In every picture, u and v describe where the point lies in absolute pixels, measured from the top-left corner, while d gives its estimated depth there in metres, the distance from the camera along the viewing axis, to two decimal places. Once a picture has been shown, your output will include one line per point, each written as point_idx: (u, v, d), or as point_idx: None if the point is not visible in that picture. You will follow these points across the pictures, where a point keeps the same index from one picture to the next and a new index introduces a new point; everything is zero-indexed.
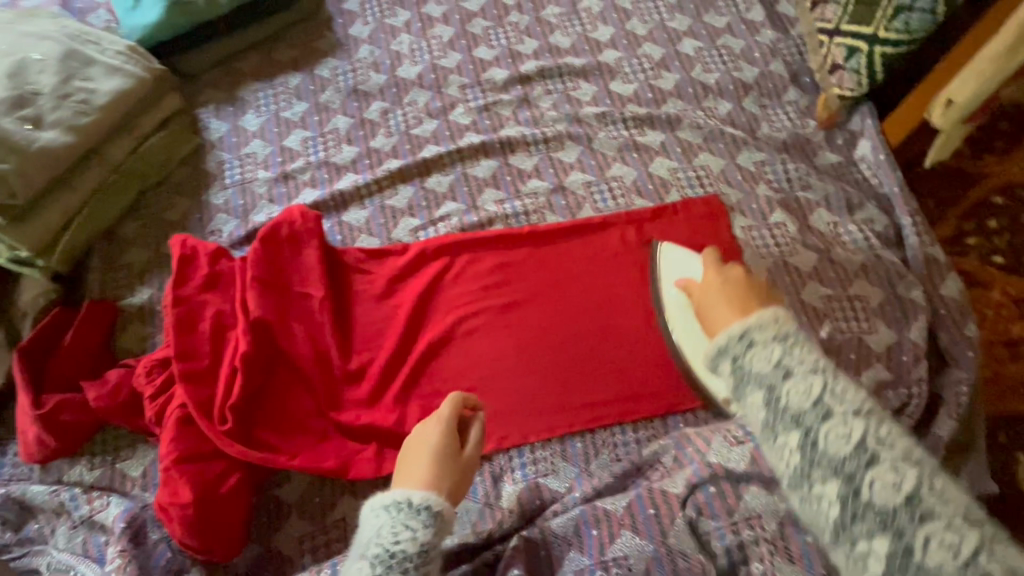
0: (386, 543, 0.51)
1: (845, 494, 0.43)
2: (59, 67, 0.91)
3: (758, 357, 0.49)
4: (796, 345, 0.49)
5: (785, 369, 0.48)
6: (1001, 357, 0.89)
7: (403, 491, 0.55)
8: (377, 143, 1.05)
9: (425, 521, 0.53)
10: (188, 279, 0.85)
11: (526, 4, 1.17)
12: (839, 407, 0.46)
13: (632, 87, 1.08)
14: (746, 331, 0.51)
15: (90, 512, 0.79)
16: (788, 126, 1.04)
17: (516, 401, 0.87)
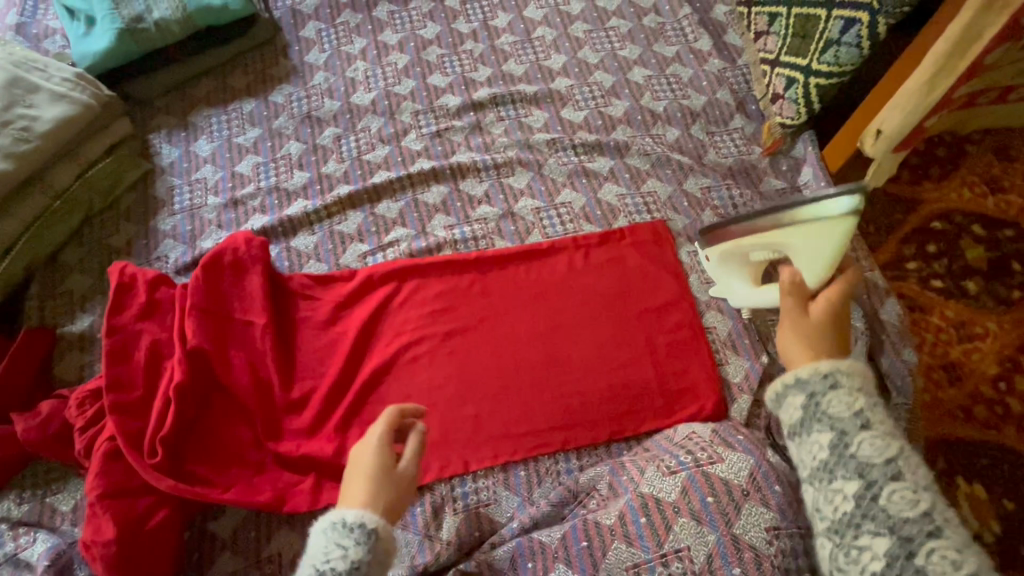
0: (319, 561, 0.56)
1: (862, 493, 0.49)
2: (1, 94, 0.90)
3: (839, 397, 0.53)
4: (875, 406, 0.53)
5: (862, 417, 0.52)
6: (941, 381, 0.90)
7: (339, 512, 0.59)
8: (328, 168, 1.06)
9: (358, 538, 0.58)
10: (125, 306, 0.84)
11: (481, 33, 1.20)
12: (891, 440, 0.51)
13: (583, 114, 1.10)
14: (835, 372, 0.55)
15: (15, 549, 0.77)
16: (734, 152, 1.06)
17: (460, 429, 0.86)
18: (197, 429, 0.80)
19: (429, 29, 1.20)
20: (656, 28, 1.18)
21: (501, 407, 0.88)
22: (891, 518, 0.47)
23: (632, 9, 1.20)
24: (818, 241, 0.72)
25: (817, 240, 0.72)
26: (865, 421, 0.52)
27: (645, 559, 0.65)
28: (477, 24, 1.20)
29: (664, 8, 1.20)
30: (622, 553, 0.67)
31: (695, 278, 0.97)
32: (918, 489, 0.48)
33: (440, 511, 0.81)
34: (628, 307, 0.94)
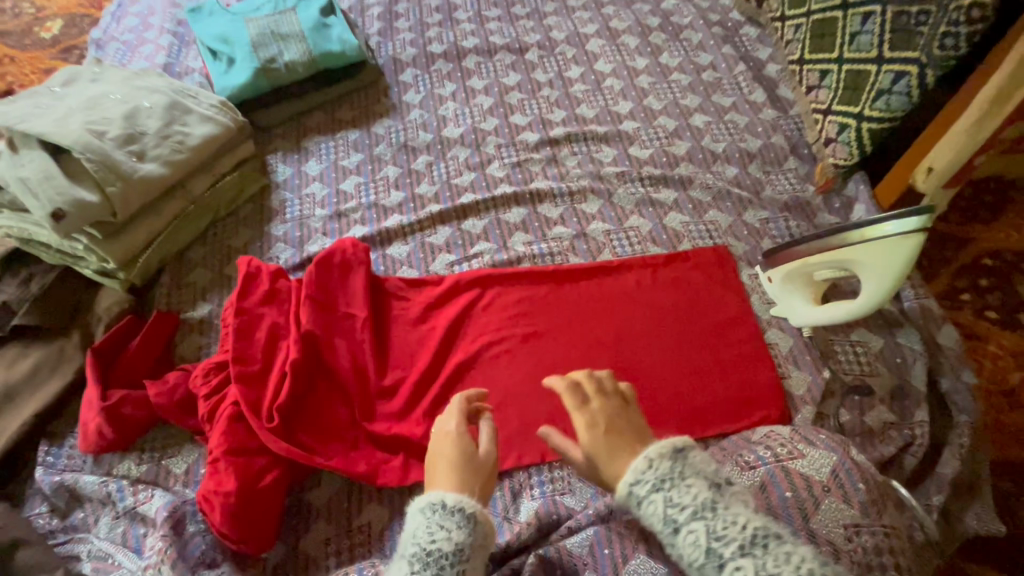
0: (422, 543, 0.57)
1: None
2: (163, 114, 1.06)
3: (648, 509, 0.62)
4: (672, 494, 0.60)
5: (673, 521, 0.59)
6: (1001, 406, 0.94)
7: (436, 495, 0.61)
8: (421, 189, 1.19)
9: (459, 521, 0.59)
10: (249, 292, 0.96)
11: (557, 81, 1.35)
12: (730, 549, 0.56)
13: (649, 152, 1.22)
14: (630, 484, 0.63)
15: (134, 504, 0.85)
16: (790, 189, 1.16)
17: (537, 422, 0.92)
18: (304, 404, 0.89)
19: (511, 77, 1.36)
20: (714, 81, 1.32)
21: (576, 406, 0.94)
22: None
23: (692, 66, 1.35)
24: (886, 257, 0.81)
25: (886, 256, 0.81)
26: (671, 530, 0.59)
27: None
28: (553, 74, 1.37)
29: (720, 66, 1.35)
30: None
31: (757, 298, 1.04)
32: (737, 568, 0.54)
33: (519, 496, 0.87)
34: (694, 322, 1.01)
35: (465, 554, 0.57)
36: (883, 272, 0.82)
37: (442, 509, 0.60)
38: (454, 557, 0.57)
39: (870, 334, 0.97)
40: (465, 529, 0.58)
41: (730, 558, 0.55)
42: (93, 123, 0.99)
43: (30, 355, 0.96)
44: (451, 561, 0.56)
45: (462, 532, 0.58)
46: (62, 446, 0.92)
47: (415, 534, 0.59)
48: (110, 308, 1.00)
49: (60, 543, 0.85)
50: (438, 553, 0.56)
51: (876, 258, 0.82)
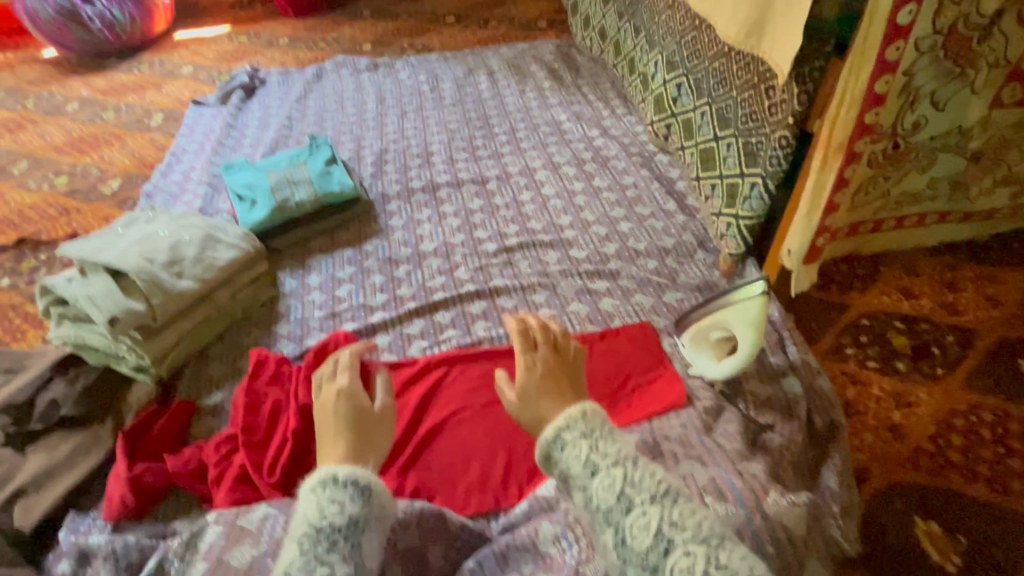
0: (316, 520, 0.71)
1: (618, 541, 0.71)
2: (199, 243, 1.37)
3: (572, 453, 0.75)
4: (595, 446, 0.75)
5: (593, 467, 0.73)
6: (888, 438, 1.13)
7: (329, 473, 0.76)
8: (402, 291, 1.46)
9: (350, 495, 0.74)
10: (258, 377, 1.19)
11: (512, 203, 1.70)
12: (637, 494, 0.71)
13: (585, 252, 1.51)
14: (557, 432, 0.77)
15: (141, 559, 0.98)
16: (700, 275, 1.43)
17: (494, 474, 1.08)
18: (301, 463, 1.06)
19: (475, 202, 1.71)
20: (636, 196, 1.67)
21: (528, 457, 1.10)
22: (641, 554, 0.69)
23: (618, 186, 1.71)
24: (743, 317, 1.06)
25: (742, 315, 1.06)
26: (589, 472, 0.74)
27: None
28: (509, 198, 1.72)
29: (640, 185, 1.70)
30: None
31: (678, 362, 1.25)
32: (646, 512, 0.70)
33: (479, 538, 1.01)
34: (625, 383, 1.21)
35: (358, 524, 0.72)
36: (745, 330, 1.07)
37: (335, 484, 0.75)
38: (347, 528, 0.72)
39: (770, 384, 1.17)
40: (356, 501, 0.74)
41: (639, 504, 0.71)
42: (146, 252, 1.29)
43: (70, 440, 1.15)
44: (344, 531, 0.71)
45: (354, 504, 0.74)
46: (86, 515, 1.08)
47: (310, 511, 0.73)
48: (141, 397, 1.21)
49: None
50: (331, 525, 0.71)
51: (737, 319, 1.07)
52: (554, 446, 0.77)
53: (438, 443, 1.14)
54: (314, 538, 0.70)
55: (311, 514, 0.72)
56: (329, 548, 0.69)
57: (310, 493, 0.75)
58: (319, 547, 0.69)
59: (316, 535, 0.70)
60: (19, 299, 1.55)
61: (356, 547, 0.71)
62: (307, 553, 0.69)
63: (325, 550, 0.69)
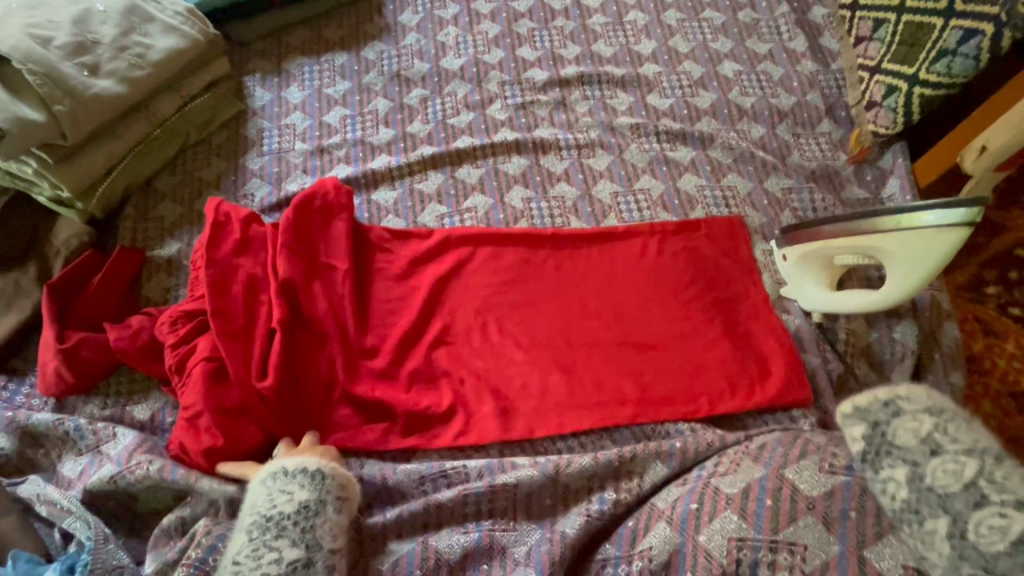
0: (265, 509, 0.65)
1: (954, 533, 0.54)
2: (120, 21, 0.93)
3: (906, 425, 0.61)
4: (949, 423, 0.60)
5: (932, 449, 0.59)
6: (1009, 409, 0.99)
7: (278, 463, 0.69)
8: (414, 128, 1.08)
9: (302, 482, 0.67)
10: (221, 239, 0.89)
11: (573, 10, 1.20)
12: (994, 495, 0.54)
13: (668, 102, 1.10)
14: (892, 400, 0.63)
15: (97, 442, 0.81)
16: (820, 157, 1.05)
17: (524, 396, 0.87)
18: (291, 360, 0.84)
19: (522, 1, 1.20)
20: (750, 23, 1.17)
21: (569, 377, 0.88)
22: (985, 553, 0.52)
23: (727, 3, 1.19)
24: (921, 250, 0.75)
25: (920, 249, 0.75)
26: (927, 449, 0.59)
27: (753, 537, 0.66)
28: (569, 2, 1.21)
29: (760, 5, 1.19)
30: (730, 522, 0.67)
31: (769, 277, 0.96)
32: (959, 458, 0.57)
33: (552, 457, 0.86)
34: (700, 296, 0.93)
35: (310, 510, 0.65)
36: (914, 267, 0.77)
37: (284, 476, 0.67)
38: (296, 515, 0.64)
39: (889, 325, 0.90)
40: (308, 487, 0.66)
41: (997, 502, 0.53)
42: (36, 27, 0.86)
43: None
44: (292, 520, 0.64)
45: (305, 491, 0.66)
46: (22, 381, 0.88)
47: (259, 502, 0.66)
48: (70, 240, 0.93)
49: (14, 483, 0.81)
50: (280, 515, 0.64)
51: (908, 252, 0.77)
52: (860, 419, 0.64)
53: (456, 346, 0.90)
54: (261, 531, 0.63)
55: (261, 503, 0.66)
56: (275, 535, 0.63)
57: (263, 481, 0.68)
58: (264, 537, 0.63)
59: (263, 527, 0.63)
60: None
61: (309, 535, 0.64)
62: (251, 545, 0.62)
63: (272, 538, 0.63)
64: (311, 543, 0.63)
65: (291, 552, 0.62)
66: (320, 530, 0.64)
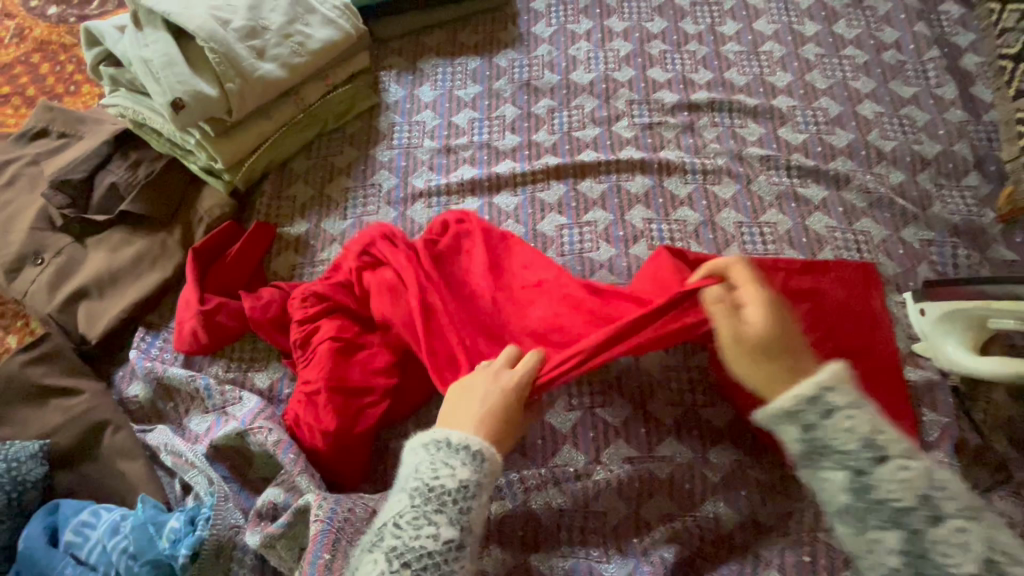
0: (426, 478, 0.56)
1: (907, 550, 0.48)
2: (287, 10, 0.99)
3: (841, 424, 0.51)
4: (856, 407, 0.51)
5: (826, 408, 0.52)
6: None
7: (441, 431, 0.60)
8: (539, 137, 1.09)
9: (463, 460, 0.58)
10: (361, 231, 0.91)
11: (707, 36, 1.19)
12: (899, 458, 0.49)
13: (802, 137, 1.07)
14: (819, 392, 0.52)
15: (223, 403, 0.86)
16: (964, 211, 0.99)
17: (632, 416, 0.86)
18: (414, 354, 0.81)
19: (656, 23, 1.20)
20: (896, 65, 1.13)
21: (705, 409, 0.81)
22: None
23: (872, 42, 1.15)
24: None
25: None
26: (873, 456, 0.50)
27: None
28: (704, 27, 1.20)
29: (907, 47, 1.14)
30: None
31: (900, 330, 0.91)
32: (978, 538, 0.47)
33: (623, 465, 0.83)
34: (832, 339, 0.86)
35: (469, 491, 0.56)
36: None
37: (446, 449, 0.58)
38: (460, 493, 0.56)
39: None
40: (470, 467, 0.57)
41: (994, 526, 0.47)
42: (218, 10, 0.92)
43: (134, 243, 0.97)
44: (455, 497, 0.55)
45: (468, 469, 0.57)
46: (157, 334, 0.93)
47: (419, 469, 0.57)
48: (213, 209, 0.98)
49: (142, 431, 0.86)
50: (440, 489, 0.55)
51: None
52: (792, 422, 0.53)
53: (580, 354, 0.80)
54: (419, 501, 0.55)
55: (421, 470, 0.57)
56: (435, 509, 0.55)
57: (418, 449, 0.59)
58: (426, 507, 0.55)
59: (421, 497, 0.55)
60: (69, 39, 1.24)
61: (466, 516, 0.55)
62: (410, 513, 0.55)
63: (432, 510, 0.55)
64: (467, 525, 0.55)
65: (449, 530, 0.54)
66: (475, 514, 0.56)
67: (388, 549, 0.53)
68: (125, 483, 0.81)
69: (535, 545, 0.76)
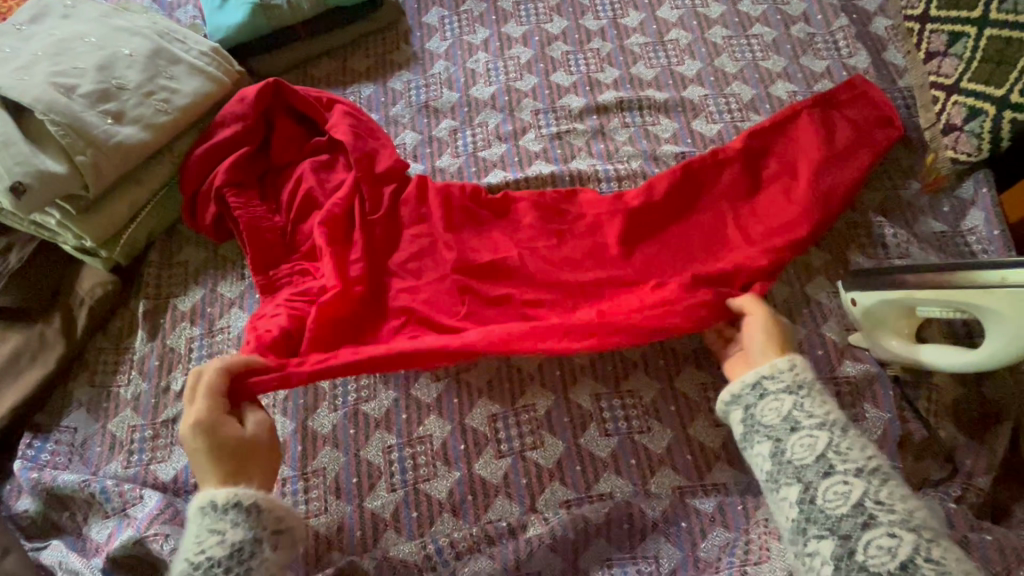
0: (194, 555, 0.59)
1: (840, 554, 0.56)
2: (146, 65, 0.91)
3: (771, 405, 0.65)
4: (807, 398, 0.65)
5: (792, 424, 0.63)
6: None
7: (205, 498, 0.62)
8: (443, 162, 1.02)
9: (234, 520, 0.61)
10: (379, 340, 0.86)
11: (610, 30, 1.13)
12: (805, 420, 0.63)
13: (716, 128, 1.02)
14: (759, 381, 0.67)
15: (123, 505, 0.78)
16: (888, 187, 0.95)
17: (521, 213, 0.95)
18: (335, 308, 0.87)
19: (555, 22, 1.14)
20: (805, 38, 1.08)
21: (647, 262, 0.90)
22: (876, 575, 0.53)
23: (778, 17, 1.11)
24: None
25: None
26: (787, 427, 0.63)
27: None
28: (606, 21, 1.14)
29: (815, 18, 1.10)
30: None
31: (833, 322, 0.87)
32: (849, 480, 0.58)
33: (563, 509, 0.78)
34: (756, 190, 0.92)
35: (244, 552, 0.60)
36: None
37: (215, 511, 0.61)
38: (229, 561, 0.59)
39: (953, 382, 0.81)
40: (242, 526, 0.61)
41: (842, 471, 0.59)
42: (62, 75, 0.85)
43: (9, 339, 0.87)
44: (226, 565, 0.59)
45: (241, 529, 0.61)
46: (46, 438, 0.85)
47: (189, 546, 0.61)
48: (93, 290, 0.91)
49: (35, 548, 0.78)
50: (210, 561, 0.59)
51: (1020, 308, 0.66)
52: (735, 405, 0.67)
53: (510, 232, 0.94)
54: None
55: (190, 546, 0.60)
56: None
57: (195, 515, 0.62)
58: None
59: (190, 574, 0.58)
60: None
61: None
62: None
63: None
64: None
65: None
66: (258, 571, 0.60)
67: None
68: None
69: None
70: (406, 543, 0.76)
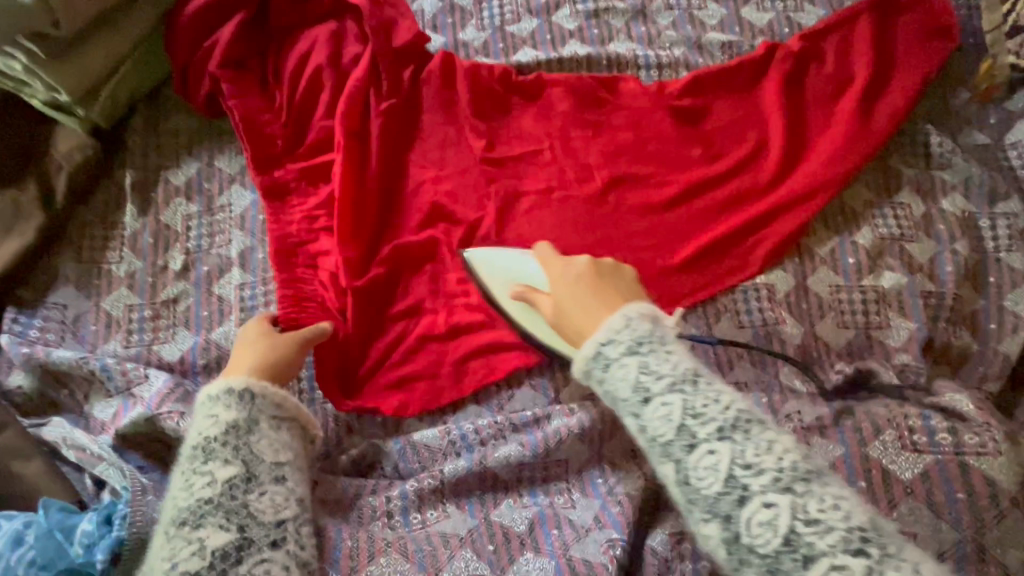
0: (192, 442, 0.54)
1: (729, 539, 0.44)
2: None
3: (618, 373, 0.50)
4: (676, 372, 0.49)
5: (644, 393, 0.49)
6: None
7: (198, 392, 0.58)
8: (467, 35, 0.92)
9: (228, 403, 0.57)
10: (401, 234, 0.81)
11: None
12: (656, 387, 0.49)
13: (767, 18, 0.94)
14: (604, 342, 0.52)
15: (127, 384, 0.74)
16: (936, 94, 0.91)
17: (555, 100, 0.87)
18: (357, 198, 0.81)
19: None
20: None
21: (681, 167, 0.86)
22: (767, 558, 0.43)
23: None
24: None
25: None
26: (638, 400, 0.49)
27: None
28: None
29: None
30: None
31: (869, 229, 0.84)
32: (723, 457, 0.46)
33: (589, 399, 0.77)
34: (798, 101, 0.89)
35: (241, 427, 0.55)
36: None
37: (209, 400, 0.57)
38: (226, 434, 0.54)
39: (976, 293, 0.82)
40: (234, 408, 0.56)
41: (705, 440, 0.46)
42: None
43: None
44: (223, 439, 0.54)
45: (232, 410, 0.56)
46: (33, 314, 0.78)
47: (186, 439, 0.56)
48: (71, 153, 0.81)
49: (35, 425, 0.74)
50: (206, 441, 0.54)
51: None
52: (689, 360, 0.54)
53: (541, 118, 0.87)
54: (188, 462, 0.53)
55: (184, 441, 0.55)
56: (200, 461, 0.53)
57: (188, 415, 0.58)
58: (192, 465, 0.53)
59: (191, 457, 0.53)
60: None
61: (245, 450, 0.54)
62: (181, 477, 0.52)
63: (199, 466, 0.52)
64: (248, 457, 0.54)
65: (225, 472, 0.52)
66: (257, 444, 0.55)
67: (167, 527, 0.50)
68: (17, 489, 0.68)
69: (494, 501, 0.70)
70: (429, 429, 0.75)
